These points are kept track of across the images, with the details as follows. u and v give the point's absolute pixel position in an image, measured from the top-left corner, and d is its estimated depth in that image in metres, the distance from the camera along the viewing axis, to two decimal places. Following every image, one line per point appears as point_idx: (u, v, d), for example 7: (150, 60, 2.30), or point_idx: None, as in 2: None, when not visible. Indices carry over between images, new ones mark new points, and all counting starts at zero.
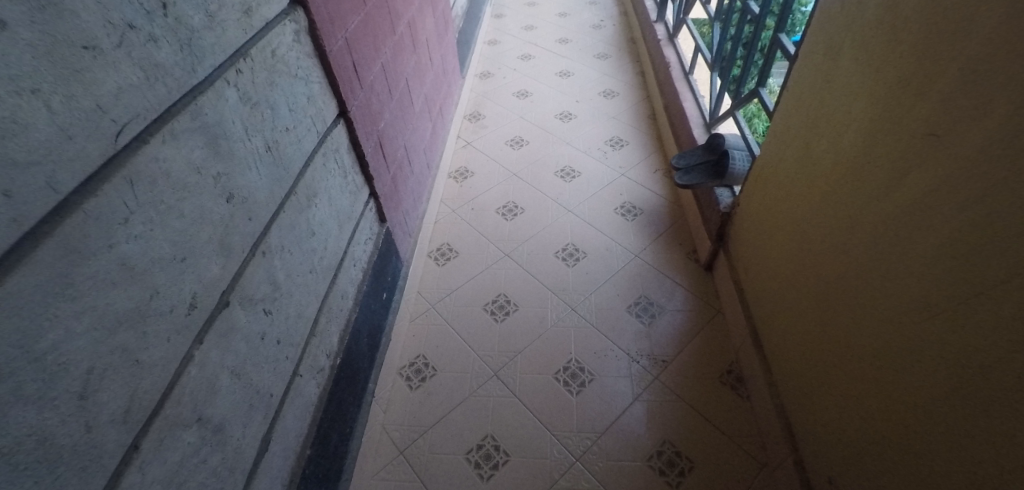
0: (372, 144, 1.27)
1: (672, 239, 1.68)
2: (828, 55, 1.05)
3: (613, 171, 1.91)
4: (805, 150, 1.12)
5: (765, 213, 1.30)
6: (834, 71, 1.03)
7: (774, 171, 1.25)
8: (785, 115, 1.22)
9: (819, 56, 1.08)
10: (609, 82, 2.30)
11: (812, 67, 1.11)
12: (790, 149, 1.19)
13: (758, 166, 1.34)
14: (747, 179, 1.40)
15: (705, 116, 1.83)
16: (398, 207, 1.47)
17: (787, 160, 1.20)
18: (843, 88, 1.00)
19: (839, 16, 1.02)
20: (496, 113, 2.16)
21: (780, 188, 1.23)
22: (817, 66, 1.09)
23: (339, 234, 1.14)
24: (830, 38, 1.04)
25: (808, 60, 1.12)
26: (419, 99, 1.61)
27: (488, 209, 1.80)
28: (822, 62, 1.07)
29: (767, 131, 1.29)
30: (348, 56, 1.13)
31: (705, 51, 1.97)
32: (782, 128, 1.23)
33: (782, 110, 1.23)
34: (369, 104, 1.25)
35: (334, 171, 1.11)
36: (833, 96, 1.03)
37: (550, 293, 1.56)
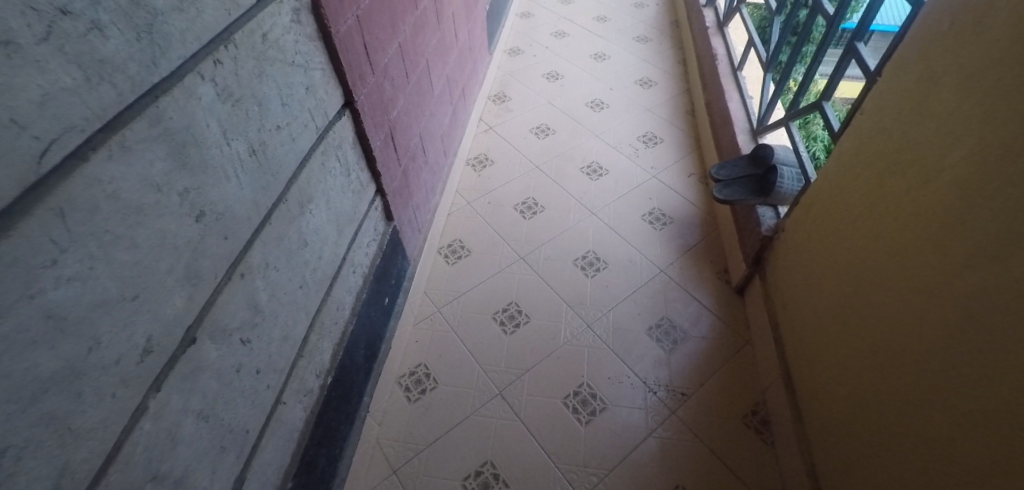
0: (380, 137, 1.12)
1: (703, 256, 1.53)
2: (919, 78, 0.88)
3: (644, 171, 1.75)
4: (873, 185, 0.96)
5: (812, 244, 1.15)
6: (926, 98, 0.85)
7: (831, 202, 1.09)
8: (850, 139, 1.05)
9: (907, 76, 0.90)
10: (647, 69, 2.11)
11: (893, 89, 0.93)
12: (853, 180, 1.02)
13: (810, 190, 1.18)
14: (797, 203, 1.24)
15: (752, 122, 1.63)
16: (407, 203, 1.33)
17: (848, 193, 1.04)
18: (936, 122, 0.83)
19: (943, 30, 0.83)
20: (524, 96, 1.99)
21: (837, 223, 1.07)
22: (901, 89, 0.91)
23: (337, 241, 1.01)
24: (926, 55, 0.86)
25: (890, 80, 0.94)
26: (439, 81, 1.46)
27: (506, 204, 1.66)
28: (909, 84, 0.90)
29: (829, 155, 1.12)
30: (359, 37, 0.97)
31: (759, 49, 1.74)
32: (845, 151, 1.06)
33: (848, 131, 1.06)
34: (381, 91, 1.10)
35: (335, 171, 0.98)
36: (920, 129, 0.86)
37: (565, 306, 1.42)
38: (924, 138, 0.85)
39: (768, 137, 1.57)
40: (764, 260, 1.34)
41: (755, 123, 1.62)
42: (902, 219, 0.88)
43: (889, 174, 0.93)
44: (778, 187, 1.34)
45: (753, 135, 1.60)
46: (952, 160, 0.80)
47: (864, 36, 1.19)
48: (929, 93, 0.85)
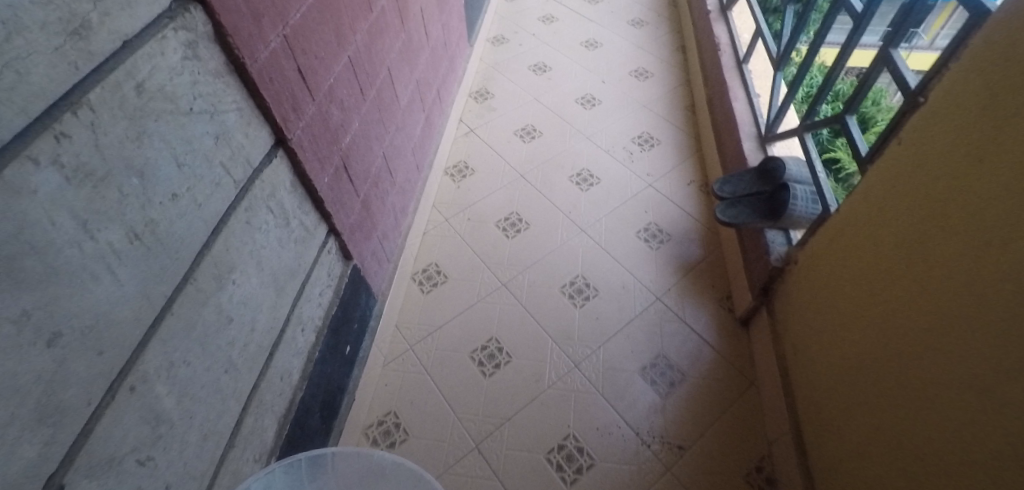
0: (330, 172, 0.96)
1: (704, 280, 1.38)
2: (988, 107, 0.68)
3: (639, 178, 1.58)
4: (909, 230, 0.80)
5: (828, 280, 1.00)
6: (996, 135, 0.67)
7: (860, 240, 0.92)
8: (888, 168, 0.86)
9: (969, 105, 0.72)
10: (643, 58, 1.92)
11: (952, 114, 0.74)
12: (883, 216, 0.86)
13: (834, 222, 1.00)
14: (816, 232, 1.07)
15: (761, 128, 1.43)
16: (371, 234, 1.18)
17: (882, 233, 0.86)
18: (997, 172, 0.66)
19: (1020, 51, 0.64)
20: (508, 92, 1.81)
21: (864, 268, 0.90)
22: (964, 117, 0.72)
23: (277, 304, 0.86)
24: (996, 80, 0.68)
25: (949, 103, 0.75)
26: (405, 89, 1.28)
27: (487, 221, 1.50)
28: (974, 113, 0.71)
29: (860, 183, 0.94)
30: (291, 61, 0.80)
31: (768, 43, 1.51)
32: (877, 180, 0.89)
33: (885, 159, 0.88)
34: (327, 118, 0.92)
35: (268, 226, 0.82)
36: (985, 174, 0.68)
37: (550, 342, 1.27)
38: (980, 187, 0.68)
39: (778, 146, 1.38)
40: (773, 292, 1.18)
41: (764, 129, 1.42)
42: (942, 280, 0.73)
43: (928, 220, 0.77)
44: (789, 209, 1.17)
45: (760, 142, 1.42)
46: (1012, 223, 0.63)
47: (899, 41, 1.00)
48: (991, 132, 0.67)
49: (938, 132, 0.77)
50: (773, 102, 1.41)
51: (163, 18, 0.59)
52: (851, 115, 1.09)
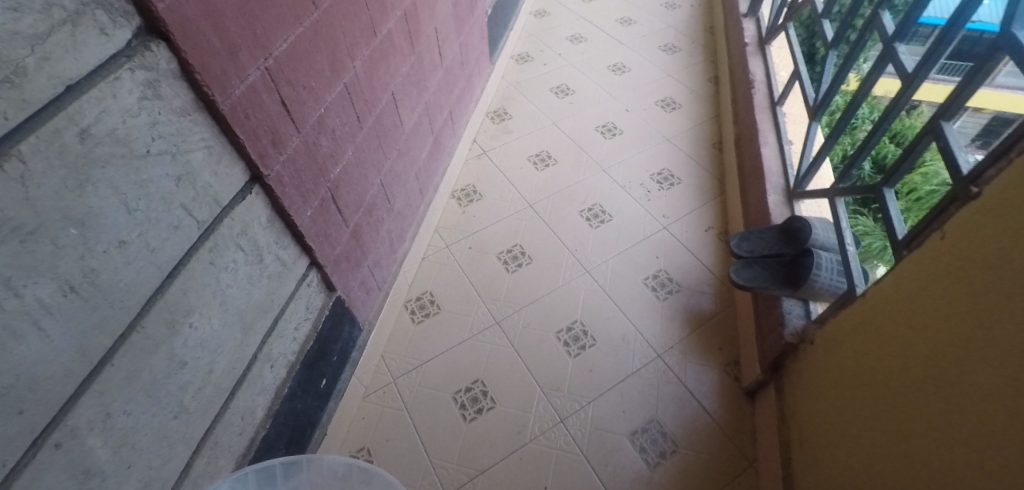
0: (315, 204, 0.91)
1: (710, 340, 1.29)
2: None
3: (653, 220, 1.50)
4: (934, 345, 0.69)
5: (847, 373, 0.88)
6: None
7: (882, 338, 0.81)
8: (918, 264, 0.75)
9: (1011, 213, 0.60)
10: (672, 87, 1.82)
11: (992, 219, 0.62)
12: (912, 319, 0.74)
13: (858, 308, 0.89)
14: (840, 314, 0.96)
15: (790, 181, 1.32)
16: (361, 264, 1.13)
17: (905, 338, 0.75)
18: None
19: None
20: (526, 115, 1.75)
21: (883, 372, 0.79)
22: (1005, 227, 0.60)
23: (243, 344, 0.82)
24: None
25: (990, 205, 0.63)
26: (411, 112, 1.23)
27: (488, 252, 1.44)
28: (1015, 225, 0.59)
29: (889, 271, 0.83)
30: (273, 94, 0.75)
31: (807, 90, 1.37)
32: (911, 274, 0.76)
33: (917, 251, 0.76)
34: (314, 149, 0.88)
35: (238, 265, 0.77)
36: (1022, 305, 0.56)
37: (538, 392, 1.21)
38: None
39: (806, 203, 1.27)
40: (784, 367, 1.09)
41: (793, 183, 1.31)
42: (972, 426, 0.61)
43: (961, 343, 0.64)
44: (812, 278, 1.08)
45: (786, 195, 1.31)
46: None
47: (950, 113, 0.83)
48: None
49: (975, 237, 0.65)
50: (805, 156, 1.29)
51: (120, 58, 0.54)
52: (889, 186, 0.96)
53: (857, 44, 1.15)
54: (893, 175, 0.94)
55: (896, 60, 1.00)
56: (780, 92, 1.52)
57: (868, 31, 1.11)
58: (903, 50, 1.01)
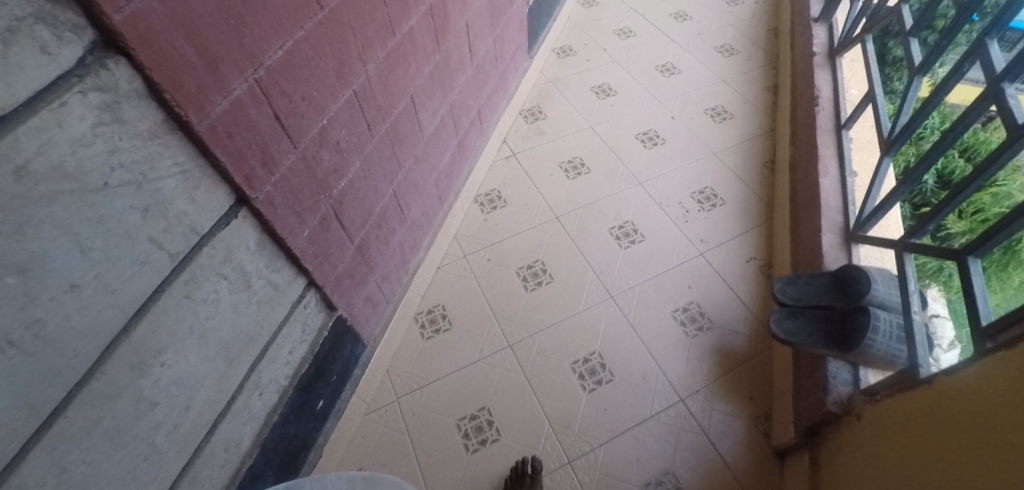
0: (314, 224, 0.83)
1: (739, 387, 1.18)
2: None
3: (689, 244, 1.37)
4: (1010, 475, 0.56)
5: (892, 467, 0.76)
6: None
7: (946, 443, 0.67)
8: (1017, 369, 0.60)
9: None
10: (725, 94, 1.67)
11: None
12: (982, 431, 0.62)
13: (929, 396, 0.75)
14: (904, 393, 0.82)
15: (849, 220, 1.16)
16: (367, 279, 1.05)
17: (976, 454, 0.62)
18: None
19: None
20: (562, 115, 1.63)
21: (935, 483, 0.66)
22: None
23: (226, 377, 0.75)
24: None
25: None
26: (433, 116, 1.13)
27: (508, 266, 1.35)
28: None
29: (977, 363, 0.68)
30: (264, 109, 0.66)
31: (881, 120, 1.18)
32: (1006, 377, 0.62)
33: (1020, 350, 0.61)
34: (315, 164, 0.79)
35: (222, 296, 0.70)
36: None
37: (547, 427, 1.13)
38: None
39: (863, 248, 1.12)
40: (822, 436, 0.98)
41: (852, 224, 1.15)
42: None
43: None
44: (865, 343, 0.96)
45: (844, 235, 1.16)
46: None
47: None
48: None
49: None
50: (868, 201, 1.11)
51: (67, 77, 0.46)
52: (975, 256, 0.82)
53: (951, 75, 0.97)
54: (981, 245, 0.79)
55: (1002, 104, 0.82)
56: (849, 113, 1.34)
57: (969, 61, 0.93)
58: (1013, 92, 0.83)
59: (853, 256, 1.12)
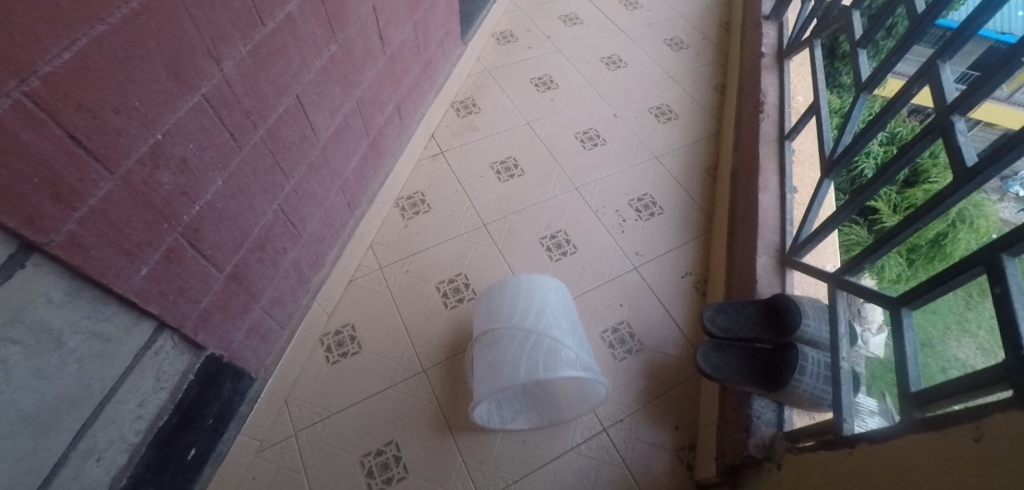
0: (154, 259, 0.68)
1: (663, 412, 1.10)
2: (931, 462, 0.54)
3: (622, 255, 1.29)
4: None
5: None
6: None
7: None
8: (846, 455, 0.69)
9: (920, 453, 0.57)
10: (670, 92, 1.64)
11: (910, 445, 0.59)
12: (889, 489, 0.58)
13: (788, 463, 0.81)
14: (786, 452, 0.83)
15: (785, 242, 1.09)
16: (253, 304, 0.91)
17: None
18: None
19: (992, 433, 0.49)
20: (497, 109, 1.53)
21: None
22: (915, 451, 0.57)
23: (37, 454, 0.60)
24: (941, 451, 0.54)
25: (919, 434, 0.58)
26: (338, 115, 1.00)
27: (427, 279, 1.22)
28: (919, 457, 0.56)
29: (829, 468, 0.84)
30: (48, 129, 0.51)
31: (824, 135, 1.10)
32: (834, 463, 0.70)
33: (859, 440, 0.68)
34: (150, 188, 0.64)
35: (14, 365, 0.55)
36: None
37: (459, 461, 1.01)
38: None
39: (797, 274, 1.06)
40: (742, 480, 0.89)
41: (788, 246, 1.08)
42: None
43: None
44: (791, 384, 0.87)
45: (779, 257, 1.09)
46: None
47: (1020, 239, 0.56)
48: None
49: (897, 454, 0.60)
50: (805, 224, 1.04)
51: None
52: (910, 308, 0.71)
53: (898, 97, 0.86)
54: (920, 297, 0.69)
55: (949, 139, 0.72)
56: (792, 124, 1.28)
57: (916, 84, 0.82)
58: (963, 126, 0.71)
59: (785, 283, 1.05)
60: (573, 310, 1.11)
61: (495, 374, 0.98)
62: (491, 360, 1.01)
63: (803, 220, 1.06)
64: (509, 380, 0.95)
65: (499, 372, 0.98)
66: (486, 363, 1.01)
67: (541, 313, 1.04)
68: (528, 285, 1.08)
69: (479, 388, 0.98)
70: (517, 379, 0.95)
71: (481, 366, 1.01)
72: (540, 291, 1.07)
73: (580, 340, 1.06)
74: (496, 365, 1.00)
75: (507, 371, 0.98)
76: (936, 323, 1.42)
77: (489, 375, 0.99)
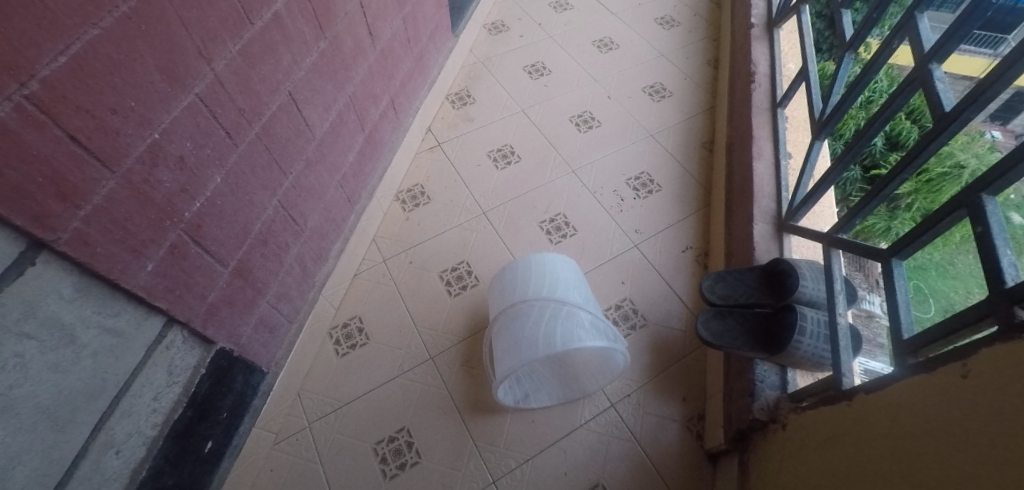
0: (159, 256, 0.70)
1: (670, 385, 1.10)
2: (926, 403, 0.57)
3: (622, 233, 1.30)
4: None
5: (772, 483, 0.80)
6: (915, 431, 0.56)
7: (793, 454, 0.78)
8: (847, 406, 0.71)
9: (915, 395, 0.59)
10: (662, 70, 1.64)
11: (905, 389, 0.61)
12: (885, 433, 0.61)
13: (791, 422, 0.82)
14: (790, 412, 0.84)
15: (781, 208, 1.09)
16: (259, 298, 0.94)
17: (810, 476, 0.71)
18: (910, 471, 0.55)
19: (980, 367, 0.51)
20: (491, 99, 1.54)
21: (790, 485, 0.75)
22: (911, 394, 0.60)
23: (60, 446, 0.62)
24: (935, 391, 0.56)
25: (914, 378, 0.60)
26: (332, 110, 1.02)
27: (430, 268, 1.24)
28: (916, 399, 0.59)
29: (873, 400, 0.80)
30: (49, 130, 0.54)
31: (814, 98, 1.10)
32: (835, 414, 0.72)
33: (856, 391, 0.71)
34: (150, 186, 0.66)
35: (31, 358, 0.57)
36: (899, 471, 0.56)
37: (471, 442, 1.03)
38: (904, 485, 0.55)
39: (794, 238, 1.06)
40: (750, 444, 0.91)
41: (784, 211, 1.08)
42: None
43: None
44: (792, 345, 0.88)
45: (777, 224, 1.09)
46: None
47: (1000, 179, 0.60)
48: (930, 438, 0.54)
49: (894, 399, 0.62)
50: (800, 187, 1.05)
51: None
52: (899, 258, 0.75)
53: (879, 53, 0.88)
54: (912, 243, 0.72)
55: (928, 87, 0.74)
56: (784, 91, 1.28)
57: (897, 39, 0.84)
58: (941, 74, 0.73)
59: (784, 248, 1.06)
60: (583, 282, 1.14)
61: (526, 346, 1.01)
62: (521, 333, 1.03)
63: (797, 184, 1.07)
64: (542, 351, 0.98)
65: (528, 345, 1.00)
66: (515, 337, 1.03)
67: (569, 288, 1.08)
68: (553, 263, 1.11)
69: (509, 361, 1.00)
70: (552, 349, 0.98)
71: (508, 340, 1.03)
72: (563, 269, 1.10)
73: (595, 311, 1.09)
74: (525, 338, 1.02)
75: (539, 343, 1.00)
76: (954, 287, 0.72)
77: (514, 350, 1.01)
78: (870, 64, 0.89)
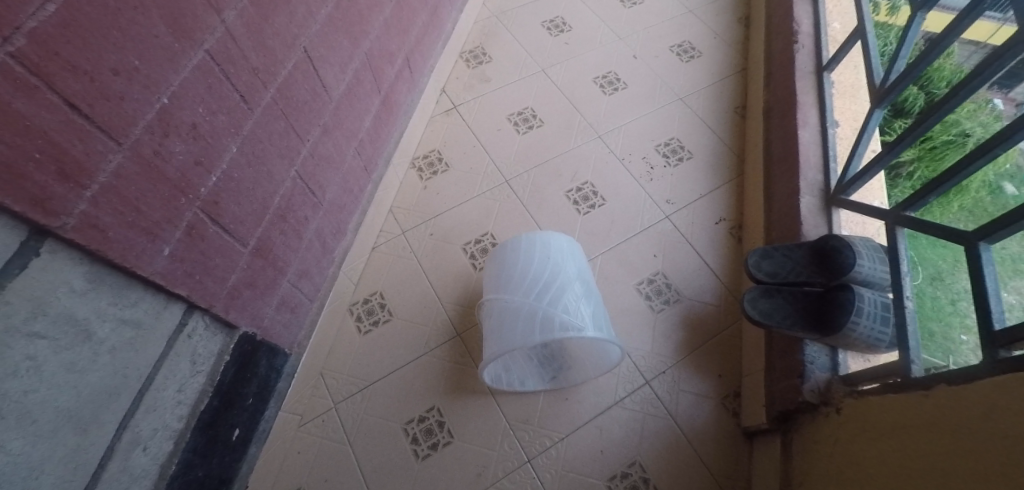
0: (177, 238, 0.63)
1: (705, 361, 1.06)
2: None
3: (652, 204, 1.23)
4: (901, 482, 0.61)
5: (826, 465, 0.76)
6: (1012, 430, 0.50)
7: (854, 438, 0.72)
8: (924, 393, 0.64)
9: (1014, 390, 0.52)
10: (690, 28, 1.53)
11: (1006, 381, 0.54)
12: (975, 428, 0.55)
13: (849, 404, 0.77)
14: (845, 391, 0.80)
15: (831, 182, 1.02)
16: (279, 280, 0.87)
17: (874, 465, 0.66)
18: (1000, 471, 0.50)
19: None
20: (509, 58, 1.44)
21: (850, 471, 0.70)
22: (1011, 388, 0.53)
23: (83, 450, 0.57)
24: None
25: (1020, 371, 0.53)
26: (347, 71, 0.92)
27: (452, 241, 1.17)
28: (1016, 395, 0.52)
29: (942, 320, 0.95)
30: (42, 95, 0.45)
31: (874, 63, 1.01)
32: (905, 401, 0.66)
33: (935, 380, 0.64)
34: (164, 161, 0.58)
35: (45, 360, 0.50)
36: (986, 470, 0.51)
37: (504, 422, 1.00)
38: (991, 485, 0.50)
39: (844, 213, 1.00)
40: (795, 424, 0.87)
41: (834, 185, 1.01)
42: None
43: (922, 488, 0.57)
44: (848, 327, 0.83)
45: (824, 197, 1.02)
46: None
47: None
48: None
49: (989, 391, 0.55)
50: (853, 162, 0.98)
51: None
52: (988, 242, 0.67)
53: (965, 15, 0.78)
54: (1003, 228, 0.64)
55: None
56: (831, 53, 1.19)
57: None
58: None
59: (833, 224, 1.00)
60: (574, 259, 1.04)
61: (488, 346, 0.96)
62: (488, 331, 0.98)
63: (851, 157, 1.00)
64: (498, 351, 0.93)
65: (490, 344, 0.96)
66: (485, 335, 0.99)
67: (531, 272, 0.99)
68: (514, 246, 1.03)
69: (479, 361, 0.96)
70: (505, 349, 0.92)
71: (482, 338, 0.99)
72: (531, 249, 1.02)
73: (582, 293, 0.99)
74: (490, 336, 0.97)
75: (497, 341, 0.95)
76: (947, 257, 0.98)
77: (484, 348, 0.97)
78: (951, 28, 0.79)
